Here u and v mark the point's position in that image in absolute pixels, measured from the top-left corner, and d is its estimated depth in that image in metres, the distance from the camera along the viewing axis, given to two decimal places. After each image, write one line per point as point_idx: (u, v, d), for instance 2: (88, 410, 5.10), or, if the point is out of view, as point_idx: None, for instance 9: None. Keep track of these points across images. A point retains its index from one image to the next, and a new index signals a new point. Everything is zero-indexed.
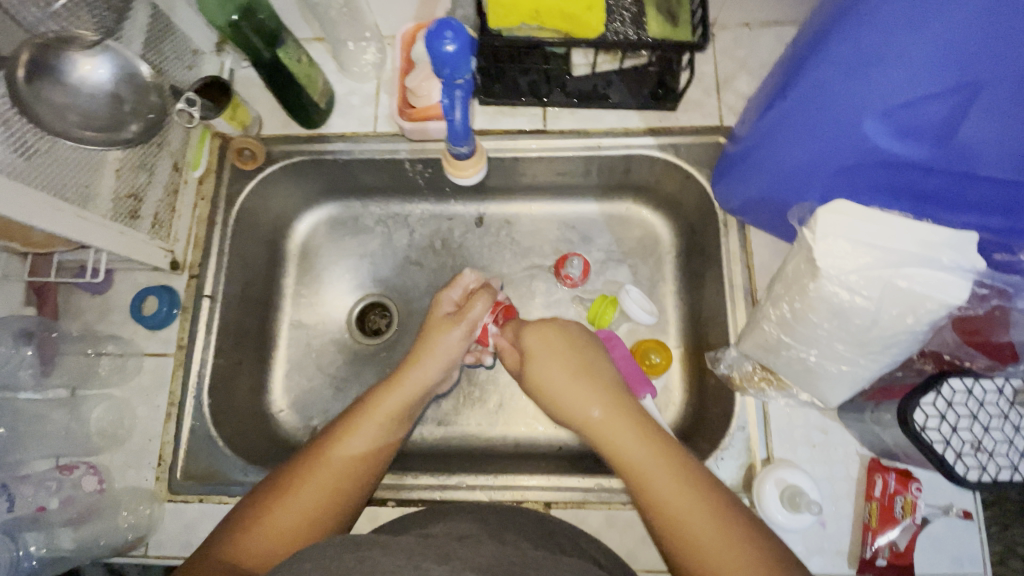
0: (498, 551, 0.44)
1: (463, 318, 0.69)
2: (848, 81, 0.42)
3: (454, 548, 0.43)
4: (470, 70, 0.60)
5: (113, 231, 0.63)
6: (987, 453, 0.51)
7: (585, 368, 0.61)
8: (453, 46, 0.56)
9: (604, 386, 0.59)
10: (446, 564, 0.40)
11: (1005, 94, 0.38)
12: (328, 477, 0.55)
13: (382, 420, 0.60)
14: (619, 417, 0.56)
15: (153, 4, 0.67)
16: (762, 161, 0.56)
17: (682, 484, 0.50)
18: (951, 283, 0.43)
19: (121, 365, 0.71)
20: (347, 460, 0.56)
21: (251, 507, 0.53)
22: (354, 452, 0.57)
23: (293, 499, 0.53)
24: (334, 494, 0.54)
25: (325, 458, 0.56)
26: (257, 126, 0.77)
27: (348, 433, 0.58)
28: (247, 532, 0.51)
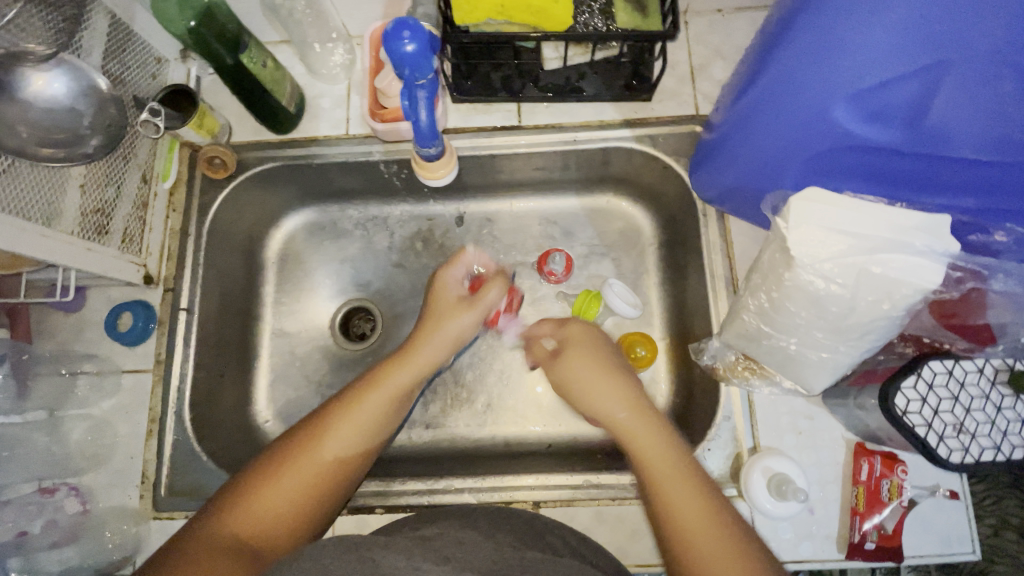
0: (491, 549, 0.45)
1: (481, 301, 0.65)
2: (815, 65, 0.41)
3: (449, 548, 0.44)
4: (431, 69, 0.58)
5: (80, 248, 0.61)
6: (969, 435, 0.51)
7: (610, 372, 0.57)
8: (412, 46, 0.54)
9: (630, 391, 0.55)
10: (445, 564, 0.41)
11: (972, 74, 0.37)
12: (331, 463, 0.50)
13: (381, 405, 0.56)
14: (636, 420, 0.53)
15: (112, 12, 0.64)
16: (737, 151, 0.55)
17: (692, 495, 0.46)
18: (925, 267, 0.42)
19: (99, 384, 0.70)
20: (344, 442, 0.52)
21: (244, 479, 0.49)
22: (362, 437, 0.53)
23: (287, 482, 0.48)
24: (331, 486, 0.50)
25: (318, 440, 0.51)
26: (227, 134, 0.75)
27: (351, 409, 0.54)
28: (238, 510, 0.47)
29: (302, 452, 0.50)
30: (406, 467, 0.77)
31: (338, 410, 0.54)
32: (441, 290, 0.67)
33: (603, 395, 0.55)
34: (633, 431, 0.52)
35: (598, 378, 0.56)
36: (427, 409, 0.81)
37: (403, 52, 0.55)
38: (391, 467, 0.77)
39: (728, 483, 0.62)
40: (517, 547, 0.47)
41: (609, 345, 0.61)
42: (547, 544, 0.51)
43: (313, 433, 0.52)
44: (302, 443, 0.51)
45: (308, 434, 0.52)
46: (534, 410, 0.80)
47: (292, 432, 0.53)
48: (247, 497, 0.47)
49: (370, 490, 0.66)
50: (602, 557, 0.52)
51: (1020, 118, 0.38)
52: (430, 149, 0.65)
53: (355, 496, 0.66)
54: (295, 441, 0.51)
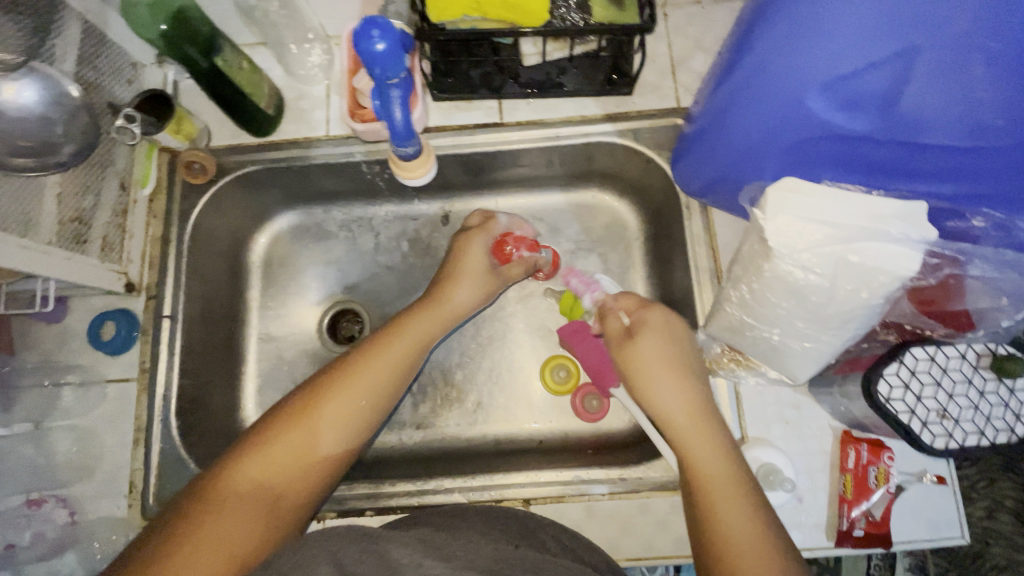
0: (495, 549, 0.45)
1: (506, 269, 0.73)
2: (787, 55, 0.41)
3: (447, 543, 0.44)
4: (403, 68, 0.57)
5: (60, 257, 0.60)
6: (952, 420, 0.51)
7: (676, 368, 0.56)
8: (382, 44, 0.54)
9: (691, 393, 0.55)
10: (447, 562, 0.41)
11: (942, 59, 0.37)
12: (347, 420, 0.54)
13: (399, 353, 0.61)
14: (691, 416, 0.54)
15: (84, 17, 0.64)
16: (715, 144, 0.55)
17: (737, 501, 0.48)
18: (901, 254, 0.42)
19: (83, 394, 0.69)
20: (367, 383, 0.57)
21: (268, 423, 0.53)
22: (378, 397, 0.57)
23: (306, 432, 0.52)
24: (346, 442, 0.54)
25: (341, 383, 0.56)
26: (206, 138, 0.75)
27: (369, 355, 0.59)
28: (259, 454, 0.50)
29: (322, 403, 0.54)
30: (397, 468, 0.77)
31: (359, 369, 0.57)
32: (470, 258, 0.72)
33: (662, 388, 0.56)
34: (684, 425, 0.54)
35: (660, 368, 0.56)
36: (417, 409, 0.80)
37: (374, 52, 0.54)
38: (381, 469, 0.76)
39: None
40: (517, 547, 0.47)
41: (683, 337, 0.59)
42: (543, 545, 0.51)
43: (334, 387, 0.55)
44: (325, 395, 0.55)
45: (330, 388, 0.55)
46: (524, 407, 0.80)
47: (315, 384, 0.56)
48: (268, 442, 0.51)
49: (360, 493, 0.66)
50: (596, 554, 0.52)
51: (992, 104, 0.38)
52: (406, 148, 0.64)
53: (344, 499, 0.65)
54: (317, 392, 0.55)
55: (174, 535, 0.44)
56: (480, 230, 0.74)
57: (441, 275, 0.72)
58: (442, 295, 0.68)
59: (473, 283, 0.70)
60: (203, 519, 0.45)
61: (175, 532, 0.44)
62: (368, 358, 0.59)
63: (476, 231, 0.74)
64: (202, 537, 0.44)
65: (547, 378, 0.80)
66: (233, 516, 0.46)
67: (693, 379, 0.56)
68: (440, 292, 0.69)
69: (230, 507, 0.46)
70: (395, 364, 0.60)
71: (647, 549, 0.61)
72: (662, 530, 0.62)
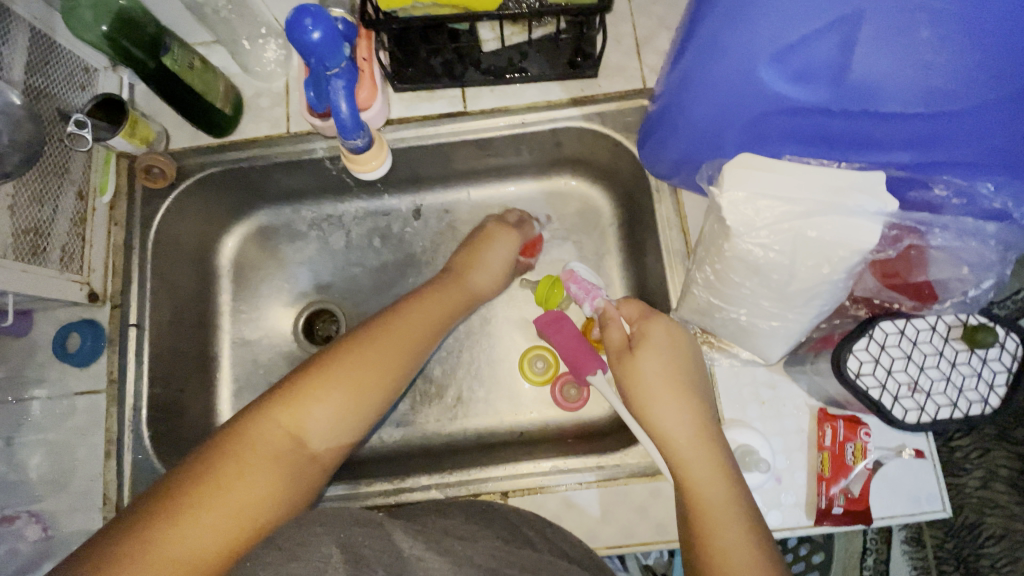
0: (496, 548, 0.44)
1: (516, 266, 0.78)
2: (734, 29, 0.40)
3: (454, 544, 0.43)
4: (343, 58, 0.57)
5: (15, 270, 0.59)
6: (925, 394, 0.50)
7: (679, 385, 0.55)
8: (318, 33, 0.53)
9: (690, 406, 0.54)
10: (446, 555, 0.40)
11: (889, 24, 0.35)
12: (377, 388, 0.56)
13: (420, 322, 0.62)
14: (683, 427, 0.53)
15: (31, 25, 0.61)
16: (675, 124, 0.54)
17: (731, 515, 0.49)
18: (860, 227, 0.41)
19: (53, 408, 0.67)
20: (390, 350, 0.58)
21: (300, 382, 0.53)
22: (405, 368, 0.59)
23: (335, 397, 0.53)
24: (369, 415, 0.56)
25: (367, 346, 0.57)
26: (163, 141, 0.73)
27: (393, 324, 0.60)
28: (287, 418, 0.51)
29: (353, 367, 0.55)
30: (377, 467, 0.76)
31: (393, 339, 0.59)
32: (494, 250, 0.73)
33: (662, 405, 0.54)
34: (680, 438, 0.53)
35: (659, 381, 0.55)
36: (396, 407, 0.80)
37: (310, 41, 0.53)
38: (361, 468, 0.76)
39: None
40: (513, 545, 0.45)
41: (687, 352, 0.57)
42: (527, 540, 0.49)
43: (366, 354, 0.56)
44: (358, 359, 0.56)
45: (363, 353, 0.56)
46: (504, 400, 0.79)
47: (352, 347, 0.56)
48: (300, 403, 0.52)
49: (337, 494, 0.66)
50: (577, 546, 0.52)
51: (942, 68, 0.37)
52: (355, 140, 0.62)
53: (323, 500, 0.65)
54: (354, 356, 0.56)
55: (197, 487, 0.45)
56: (514, 228, 0.76)
57: (458, 260, 0.73)
58: (465, 276, 0.70)
59: (494, 269, 0.73)
60: (226, 476, 0.46)
61: (199, 483, 0.45)
62: (400, 328, 0.60)
63: (512, 231, 0.75)
64: (224, 497, 0.45)
65: (526, 370, 0.80)
66: (252, 476, 0.47)
67: (697, 392, 0.55)
68: (464, 272, 0.71)
69: (254, 467, 0.48)
70: (421, 337, 0.61)
71: (627, 537, 0.61)
72: (641, 516, 0.61)
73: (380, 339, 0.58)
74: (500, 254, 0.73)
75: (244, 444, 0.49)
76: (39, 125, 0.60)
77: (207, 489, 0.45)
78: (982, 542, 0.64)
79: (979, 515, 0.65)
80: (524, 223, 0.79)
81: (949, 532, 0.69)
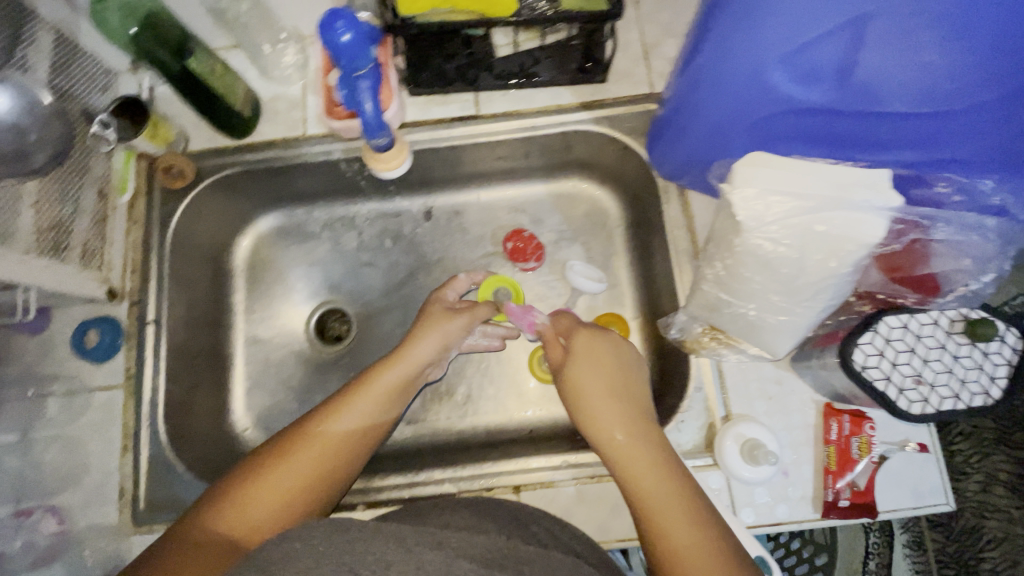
0: (485, 542, 0.43)
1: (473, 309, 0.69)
2: (746, 31, 0.42)
3: (448, 536, 0.43)
4: (370, 59, 0.59)
5: (39, 266, 0.60)
6: (928, 386, 0.52)
7: (609, 394, 0.55)
8: (348, 35, 0.55)
9: (625, 411, 0.54)
10: (440, 548, 0.39)
11: (895, 25, 0.38)
12: (335, 446, 0.55)
13: (383, 388, 0.61)
14: (640, 451, 0.50)
15: (57, 29, 0.64)
16: (686, 126, 0.56)
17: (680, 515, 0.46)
18: (865, 222, 0.43)
19: (70, 404, 0.68)
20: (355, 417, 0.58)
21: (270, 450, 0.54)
22: (380, 424, 0.60)
23: (306, 461, 0.53)
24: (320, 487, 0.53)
25: (334, 412, 0.57)
26: (184, 142, 0.75)
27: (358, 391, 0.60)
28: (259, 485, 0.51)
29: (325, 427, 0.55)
30: (387, 462, 0.76)
31: (365, 396, 0.59)
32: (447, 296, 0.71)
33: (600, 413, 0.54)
34: (642, 466, 0.49)
35: (605, 400, 0.55)
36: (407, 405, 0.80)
37: (340, 43, 0.56)
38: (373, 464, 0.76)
39: (702, 453, 0.63)
40: (513, 540, 0.45)
41: (630, 368, 0.58)
42: (535, 535, 0.50)
43: (339, 410, 0.57)
44: (320, 425, 0.56)
45: (324, 417, 0.57)
46: (513, 399, 0.80)
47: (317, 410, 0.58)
48: (270, 466, 0.52)
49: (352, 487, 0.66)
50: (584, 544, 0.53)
51: (943, 69, 0.39)
52: (378, 140, 0.64)
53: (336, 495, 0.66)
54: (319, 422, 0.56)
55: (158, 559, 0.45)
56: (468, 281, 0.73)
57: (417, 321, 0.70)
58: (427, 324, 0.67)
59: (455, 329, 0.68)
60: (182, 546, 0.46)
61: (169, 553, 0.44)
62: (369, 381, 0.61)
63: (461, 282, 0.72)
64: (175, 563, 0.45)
65: (535, 367, 0.81)
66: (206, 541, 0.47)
67: (642, 407, 0.55)
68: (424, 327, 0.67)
69: (234, 542, 0.47)
70: (384, 390, 0.61)
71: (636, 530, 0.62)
72: None
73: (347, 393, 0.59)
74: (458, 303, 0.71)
75: (215, 519, 0.48)
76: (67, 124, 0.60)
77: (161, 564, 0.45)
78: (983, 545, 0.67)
79: (980, 519, 0.68)
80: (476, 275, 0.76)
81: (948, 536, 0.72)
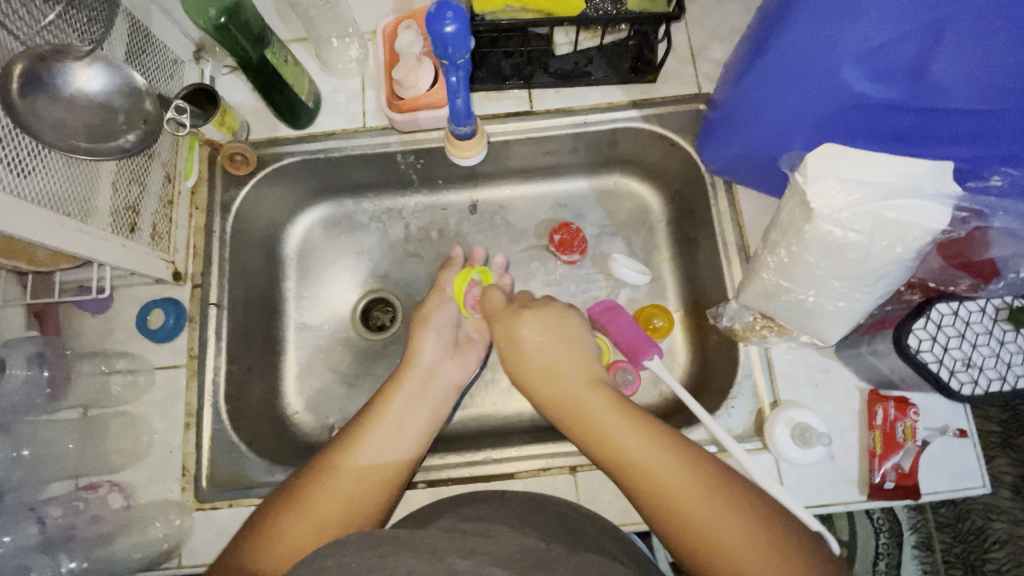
0: (518, 544, 0.45)
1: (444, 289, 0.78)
2: (826, 33, 0.45)
3: (479, 542, 0.44)
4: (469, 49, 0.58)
5: (116, 244, 0.63)
6: (978, 368, 0.54)
7: (551, 364, 0.61)
8: (453, 27, 0.55)
9: (579, 381, 0.58)
10: (472, 557, 0.41)
11: (970, 29, 0.41)
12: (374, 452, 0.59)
13: (411, 394, 0.65)
14: (598, 406, 0.55)
15: (132, 15, 0.66)
16: (746, 122, 0.60)
17: (672, 467, 0.49)
18: (932, 210, 0.47)
19: (133, 383, 0.69)
20: (392, 423, 0.62)
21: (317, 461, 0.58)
22: (409, 431, 0.62)
23: (348, 476, 0.56)
24: (368, 491, 0.56)
25: (370, 420, 0.61)
26: (246, 131, 0.77)
27: (390, 400, 0.64)
28: (298, 511, 0.53)
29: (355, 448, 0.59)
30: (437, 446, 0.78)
31: (385, 410, 0.62)
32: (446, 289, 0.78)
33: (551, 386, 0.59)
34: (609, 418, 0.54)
35: (548, 375, 0.60)
36: None
37: (445, 34, 0.55)
38: None
39: (752, 437, 0.66)
40: (552, 543, 0.47)
41: (567, 336, 0.63)
42: (580, 541, 0.52)
43: (363, 430, 0.60)
44: (356, 435, 0.60)
45: (361, 429, 0.60)
46: None
47: (341, 432, 0.61)
48: (312, 489, 0.55)
49: None
50: (605, 534, 0.55)
51: (1011, 69, 0.42)
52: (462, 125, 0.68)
53: None
54: (355, 435, 0.60)
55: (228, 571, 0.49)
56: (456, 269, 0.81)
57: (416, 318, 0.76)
58: (429, 328, 0.73)
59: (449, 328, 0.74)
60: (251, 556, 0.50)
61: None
62: (386, 399, 0.64)
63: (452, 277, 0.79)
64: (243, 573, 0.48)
65: None
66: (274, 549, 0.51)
67: (586, 370, 0.60)
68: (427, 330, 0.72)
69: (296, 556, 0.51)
70: (412, 400, 0.65)
71: None
72: None
73: (367, 413, 0.63)
74: (449, 284, 0.79)
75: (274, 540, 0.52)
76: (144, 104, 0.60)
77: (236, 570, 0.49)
78: (989, 548, 0.76)
79: (987, 521, 0.77)
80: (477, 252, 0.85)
81: (956, 537, 0.80)
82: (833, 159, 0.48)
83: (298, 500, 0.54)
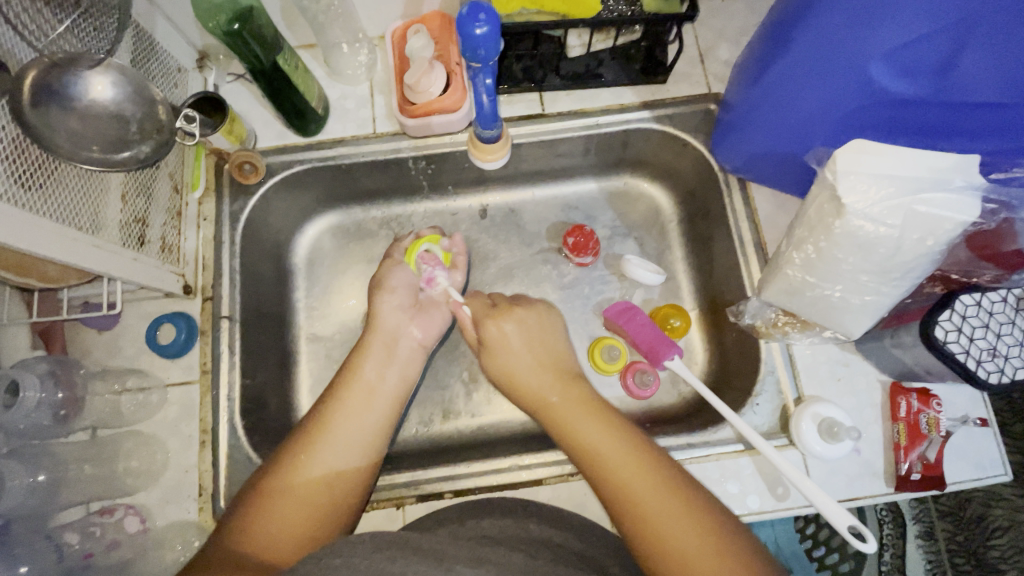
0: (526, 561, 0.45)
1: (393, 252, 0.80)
2: (855, 30, 0.46)
3: (487, 553, 0.44)
4: (498, 50, 0.58)
5: (127, 258, 0.61)
6: (1003, 357, 0.55)
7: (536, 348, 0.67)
8: (485, 29, 0.54)
9: (555, 372, 0.65)
10: (479, 567, 0.41)
11: (999, 25, 0.42)
12: (356, 436, 0.60)
13: (378, 359, 0.67)
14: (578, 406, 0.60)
15: (136, 22, 0.64)
16: (766, 120, 0.60)
17: (651, 474, 0.52)
18: (962, 202, 0.48)
19: (144, 401, 0.67)
20: (363, 387, 0.64)
21: (307, 437, 0.59)
22: (381, 397, 0.64)
23: (335, 456, 0.58)
24: (352, 477, 0.58)
25: (346, 391, 0.63)
26: (253, 140, 0.76)
27: (359, 364, 0.66)
28: (287, 498, 0.54)
29: (329, 424, 0.60)
30: (456, 454, 0.76)
31: (357, 376, 0.64)
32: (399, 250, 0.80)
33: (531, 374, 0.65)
34: (592, 429, 0.57)
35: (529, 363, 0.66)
36: (471, 398, 0.81)
37: (475, 36, 0.54)
38: (442, 456, 0.76)
39: (779, 434, 0.66)
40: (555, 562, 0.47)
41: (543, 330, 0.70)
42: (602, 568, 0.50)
43: (335, 406, 0.61)
44: (339, 411, 0.61)
45: (339, 400, 0.62)
46: None
47: (319, 404, 0.63)
48: (303, 470, 0.56)
49: (435, 476, 0.68)
50: (619, 561, 0.54)
51: None
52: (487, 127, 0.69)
53: (421, 484, 0.67)
54: (339, 413, 0.61)
55: (232, 537, 0.51)
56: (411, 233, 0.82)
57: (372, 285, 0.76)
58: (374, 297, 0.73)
59: (405, 294, 0.74)
60: (257, 523, 0.52)
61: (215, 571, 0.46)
62: (353, 371, 0.65)
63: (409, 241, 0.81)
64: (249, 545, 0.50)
65: (597, 356, 0.80)
66: (272, 520, 0.52)
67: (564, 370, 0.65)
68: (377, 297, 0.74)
69: (287, 538, 0.52)
70: (377, 364, 0.67)
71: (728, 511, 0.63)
72: (738, 482, 0.64)
73: (336, 387, 0.64)
74: (399, 250, 0.80)
75: (273, 513, 0.53)
76: (149, 111, 0.59)
77: (242, 537, 0.51)
78: (991, 534, 0.76)
79: (986, 508, 0.77)
80: (435, 227, 0.85)
81: (959, 525, 0.80)
82: (846, 150, 0.50)
83: (292, 478, 0.55)
